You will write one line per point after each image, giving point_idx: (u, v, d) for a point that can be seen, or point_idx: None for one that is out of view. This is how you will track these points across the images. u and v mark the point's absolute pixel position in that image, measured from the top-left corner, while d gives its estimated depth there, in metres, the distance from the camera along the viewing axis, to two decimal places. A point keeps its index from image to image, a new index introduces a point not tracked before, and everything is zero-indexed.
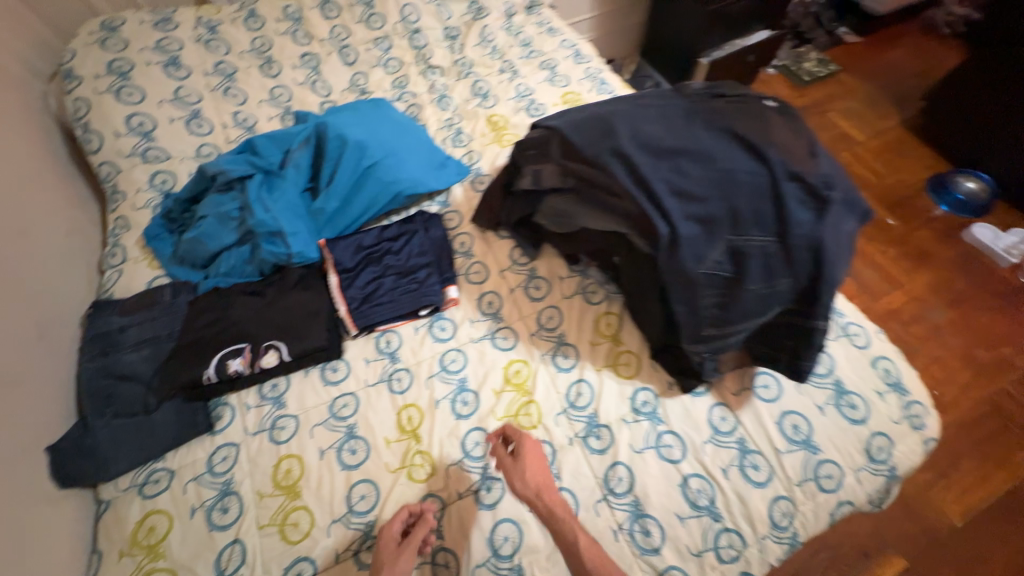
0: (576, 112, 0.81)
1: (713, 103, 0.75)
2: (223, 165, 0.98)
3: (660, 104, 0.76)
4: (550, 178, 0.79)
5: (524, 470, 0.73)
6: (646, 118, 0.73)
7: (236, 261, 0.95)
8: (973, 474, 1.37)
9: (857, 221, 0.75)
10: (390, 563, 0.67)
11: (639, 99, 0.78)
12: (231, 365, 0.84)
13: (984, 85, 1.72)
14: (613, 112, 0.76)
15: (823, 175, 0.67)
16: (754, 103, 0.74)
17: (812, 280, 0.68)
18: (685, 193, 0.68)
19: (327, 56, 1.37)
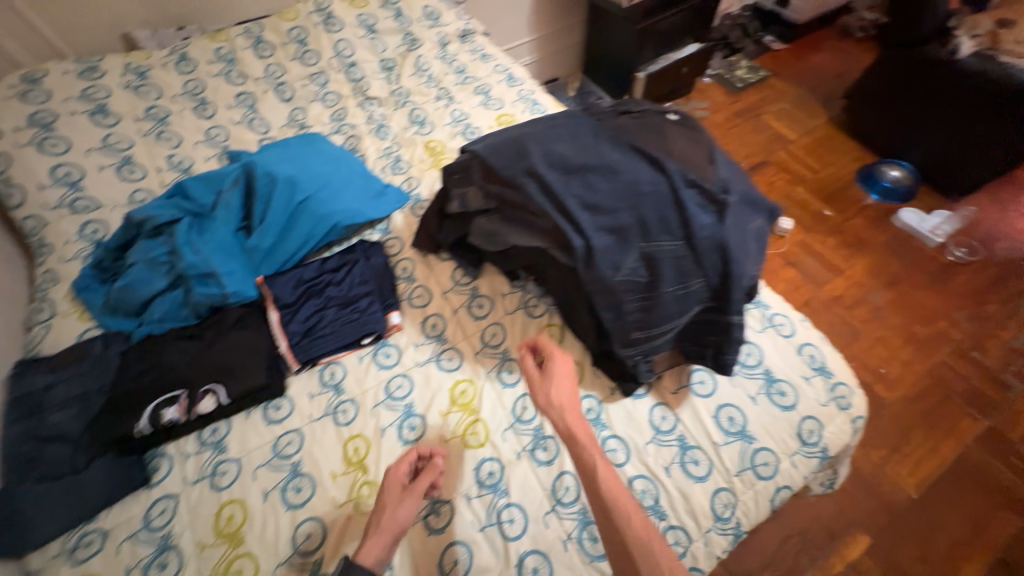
0: (495, 136, 0.85)
1: (619, 119, 0.83)
2: (151, 211, 0.97)
3: (570, 123, 0.82)
4: (474, 201, 0.83)
5: (558, 387, 0.74)
6: (557, 137, 0.79)
7: (169, 306, 0.93)
8: (924, 445, 1.37)
9: (762, 219, 0.82)
10: (393, 504, 0.71)
11: (551, 119, 0.84)
12: (165, 414, 0.82)
13: (893, 81, 1.85)
14: (527, 135, 0.81)
15: (720, 181, 0.74)
16: (654, 118, 0.83)
17: (721, 278, 0.72)
18: (596, 206, 0.73)
19: (263, 94, 1.39)
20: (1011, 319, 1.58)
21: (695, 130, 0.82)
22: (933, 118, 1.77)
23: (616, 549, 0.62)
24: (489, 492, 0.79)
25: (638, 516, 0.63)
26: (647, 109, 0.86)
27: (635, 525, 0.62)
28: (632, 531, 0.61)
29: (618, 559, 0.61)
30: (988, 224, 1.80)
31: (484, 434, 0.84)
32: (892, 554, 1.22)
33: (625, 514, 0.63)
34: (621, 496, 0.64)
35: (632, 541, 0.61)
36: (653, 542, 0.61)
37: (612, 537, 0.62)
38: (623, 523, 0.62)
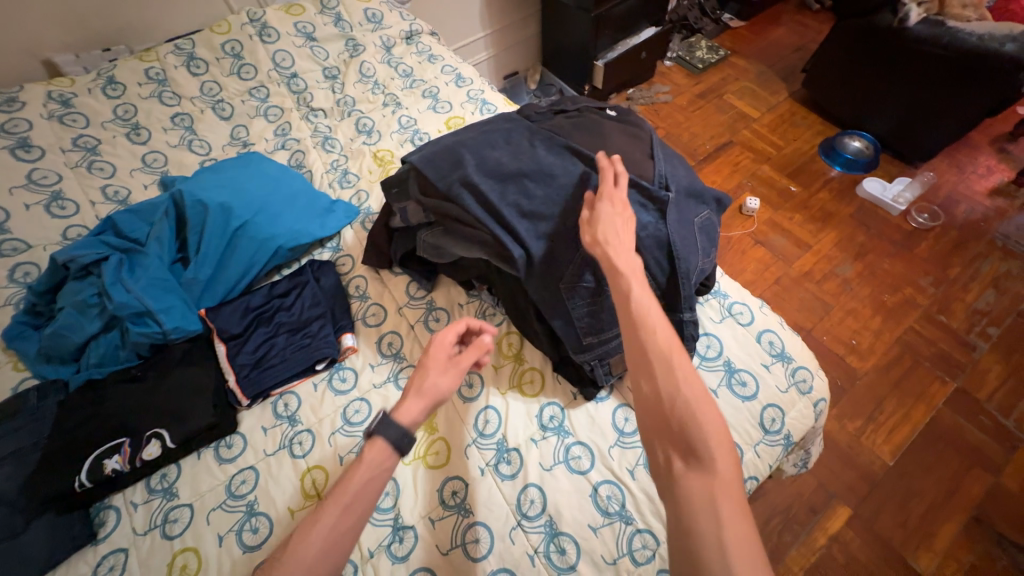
0: (429, 144, 0.83)
1: (555, 119, 0.86)
2: (74, 251, 0.92)
3: (505, 128, 0.82)
4: (414, 215, 0.87)
5: (607, 226, 0.68)
6: (491, 143, 0.79)
7: (106, 349, 0.89)
8: (898, 413, 1.38)
9: (710, 212, 0.81)
10: (436, 371, 0.74)
11: (488, 124, 0.85)
12: (108, 464, 0.78)
13: (844, 53, 1.86)
14: (461, 142, 0.80)
15: (658, 177, 0.76)
16: (589, 115, 0.86)
17: (668, 276, 0.73)
18: (532, 213, 0.75)
19: (201, 113, 1.33)
20: (974, 281, 1.60)
21: (632, 123, 0.85)
22: (889, 85, 1.77)
23: (637, 360, 0.60)
24: (453, 513, 0.77)
25: (667, 335, 0.61)
26: (585, 106, 0.89)
27: (661, 340, 0.60)
28: (656, 345, 0.60)
29: (636, 363, 0.61)
30: (947, 188, 1.82)
31: (446, 452, 0.82)
32: (871, 522, 1.22)
33: (653, 330, 0.61)
34: (654, 317, 0.62)
35: (653, 348, 0.59)
36: (676, 356, 0.59)
37: (635, 352, 0.61)
38: (648, 340, 0.60)
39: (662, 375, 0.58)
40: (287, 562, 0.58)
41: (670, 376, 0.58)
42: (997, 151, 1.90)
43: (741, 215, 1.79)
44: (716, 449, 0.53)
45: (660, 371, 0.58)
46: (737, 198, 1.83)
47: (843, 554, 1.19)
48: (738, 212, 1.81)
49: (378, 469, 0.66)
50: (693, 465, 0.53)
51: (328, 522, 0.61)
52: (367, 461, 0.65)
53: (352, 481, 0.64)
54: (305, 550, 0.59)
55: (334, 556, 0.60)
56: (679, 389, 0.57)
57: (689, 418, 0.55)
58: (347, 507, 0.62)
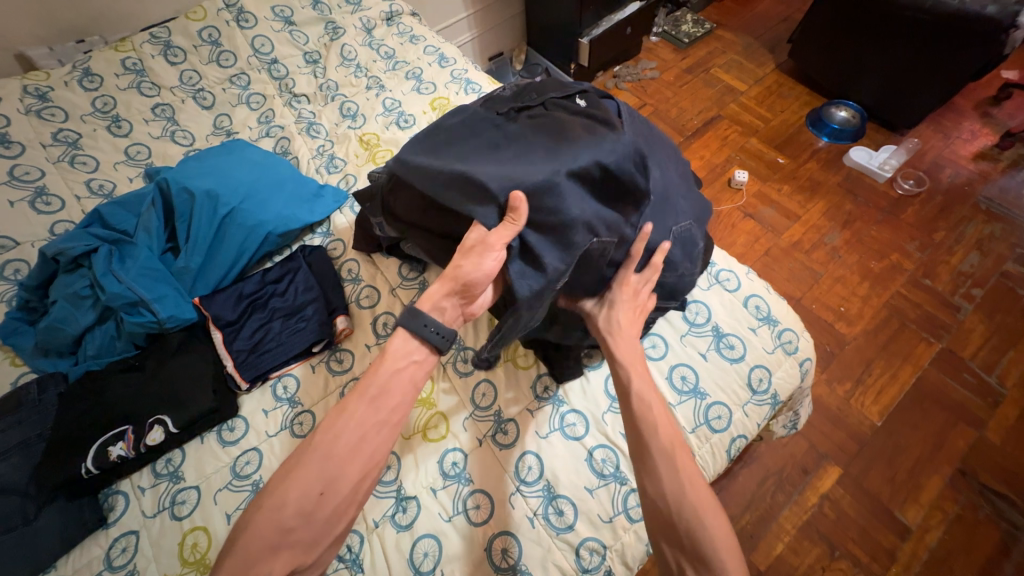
0: (417, 160, 0.77)
1: (519, 120, 0.82)
2: (62, 243, 0.92)
3: (481, 145, 0.78)
4: (388, 230, 0.89)
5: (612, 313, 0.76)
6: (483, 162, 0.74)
7: (102, 340, 0.90)
8: (885, 374, 1.42)
9: (685, 215, 0.83)
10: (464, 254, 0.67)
11: (467, 131, 0.82)
12: (113, 451, 0.79)
13: (826, 20, 1.85)
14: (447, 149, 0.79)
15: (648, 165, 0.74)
16: (557, 113, 0.82)
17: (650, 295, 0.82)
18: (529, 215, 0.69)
19: (181, 104, 1.31)
20: (958, 244, 1.63)
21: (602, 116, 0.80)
22: (875, 54, 1.78)
23: (641, 462, 0.66)
24: (454, 482, 0.79)
25: (669, 435, 0.66)
26: (550, 100, 0.85)
27: (663, 438, 0.66)
28: (661, 448, 0.65)
29: (640, 462, 0.66)
30: (933, 153, 1.83)
31: (445, 426, 0.84)
32: (861, 479, 1.27)
33: (657, 431, 0.66)
34: (656, 416, 0.67)
35: (659, 449, 0.65)
36: (679, 454, 0.65)
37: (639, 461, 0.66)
38: (653, 442, 0.65)
39: (669, 479, 0.63)
40: (319, 451, 0.60)
41: (679, 489, 0.62)
42: (981, 115, 1.91)
43: (730, 188, 1.80)
44: (724, 558, 0.59)
45: (666, 476, 0.63)
46: (725, 172, 1.84)
47: (833, 510, 1.23)
48: (727, 185, 1.81)
49: (406, 359, 0.66)
50: (703, 574, 0.60)
51: (355, 416, 0.62)
52: (392, 353, 0.66)
53: (377, 372, 0.65)
54: (332, 439, 0.60)
55: (363, 456, 0.61)
56: (686, 491, 0.62)
57: (700, 536, 0.60)
58: (371, 403, 0.63)
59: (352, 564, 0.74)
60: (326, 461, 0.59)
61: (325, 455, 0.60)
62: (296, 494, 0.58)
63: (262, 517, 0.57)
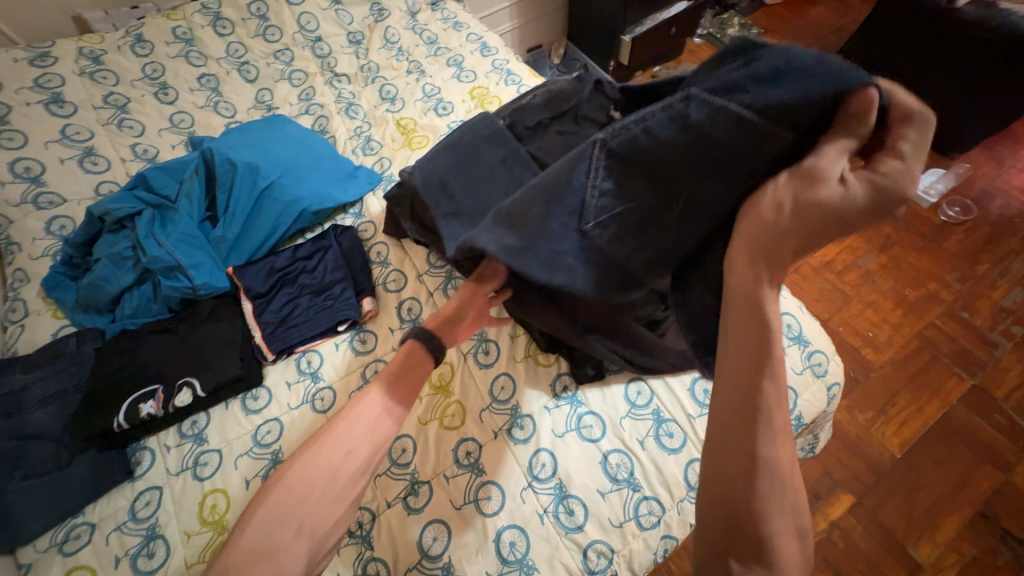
0: (429, 174, 0.82)
1: (547, 136, 0.84)
2: (109, 204, 0.96)
3: (490, 153, 0.81)
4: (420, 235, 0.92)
5: (786, 225, 0.45)
6: (478, 179, 0.80)
7: (140, 301, 0.94)
8: (911, 406, 1.37)
9: (791, 97, 0.45)
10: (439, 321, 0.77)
11: (489, 141, 0.82)
12: (143, 409, 0.82)
13: (884, 33, 1.77)
14: (467, 151, 0.82)
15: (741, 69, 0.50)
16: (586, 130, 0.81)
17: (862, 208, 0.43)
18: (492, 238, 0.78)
19: (226, 75, 1.33)
20: (1002, 278, 1.56)
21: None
22: (930, 71, 1.69)
23: (734, 454, 0.45)
24: (467, 471, 0.80)
25: (787, 453, 0.46)
26: (583, 112, 0.82)
27: (780, 454, 0.45)
28: (774, 456, 0.45)
29: (730, 453, 0.45)
30: (983, 181, 1.74)
31: (461, 415, 0.85)
32: (875, 510, 1.24)
33: (776, 443, 0.45)
34: (782, 425, 0.45)
35: (765, 457, 0.45)
36: (789, 484, 0.45)
37: (732, 435, 0.46)
38: (767, 446, 0.45)
39: (763, 493, 0.44)
40: (326, 439, 0.61)
41: (773, 488, 0.44)
42: None
43: None
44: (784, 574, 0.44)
45: (762, 488, 0.44)
46: None
47: (843, 539, 1.21)
48: None
49: (397, 376, 0.69)
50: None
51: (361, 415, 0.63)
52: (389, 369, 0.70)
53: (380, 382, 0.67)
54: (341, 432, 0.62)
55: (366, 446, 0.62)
56: (773, 513, 0.44)
57: (773, 540, 0.44)
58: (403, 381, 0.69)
59: (363, 541, 0.76)
60: (362, 424, 0.62)
61: (330, 443, 0.60)
62: (298, 481, 0.57)
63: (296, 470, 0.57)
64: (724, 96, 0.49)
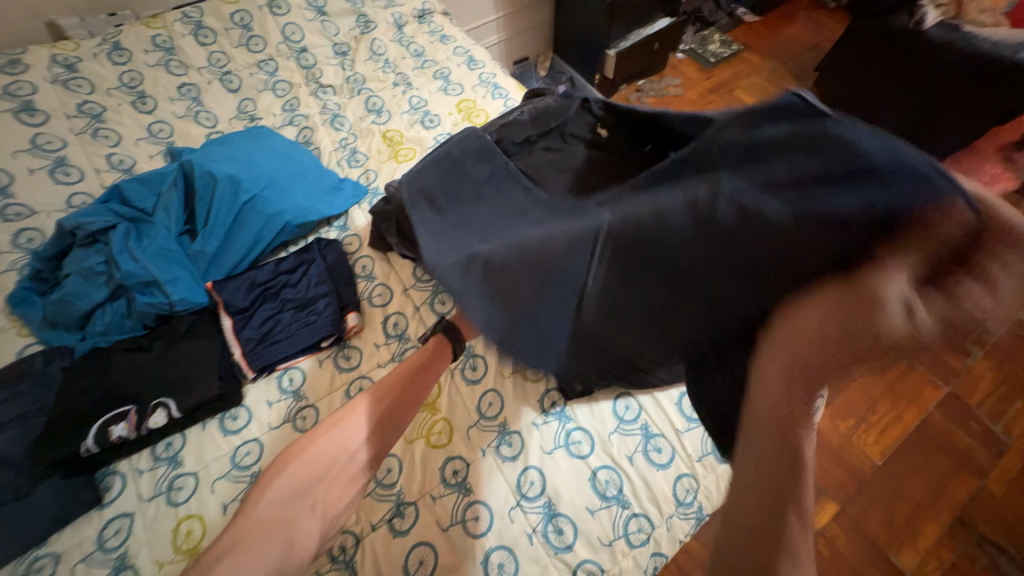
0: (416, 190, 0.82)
1: (535, 153, 0.85)
2: (82, 218, 0.92)
3: (477, 169, 0.80)
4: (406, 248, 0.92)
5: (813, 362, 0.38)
6: (464, 196, 0.77)
7: (112, 318, 0.90)
8: (890, 414, 1.40)
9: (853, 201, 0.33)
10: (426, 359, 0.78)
11: (475, 156, 0.81)
12: (114, 432, 0.79)
13: (856, 52, 1.84)
14: (454, 168, 0.81)
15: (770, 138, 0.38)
16: (574, 145, 0.82)
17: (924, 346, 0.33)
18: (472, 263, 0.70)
19: (208, 85, 1.31)
20: None
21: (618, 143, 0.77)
22: (900, 90, 1.77)
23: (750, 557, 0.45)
24: (454, 490, 0.78)
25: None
26: (568, 129, 0.86)
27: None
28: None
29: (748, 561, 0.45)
30: None
31: (448, 433, 0.83)
32: (859, 518, 1.26)
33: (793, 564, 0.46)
34: (798, 548, 0.47)
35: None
36: None
37: (744, 543, 0.46)
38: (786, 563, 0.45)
39: None
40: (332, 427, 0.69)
41: None
42: None
43: None
44: None
45: None
46: None
47: (828, 548, 1.22)
48: None
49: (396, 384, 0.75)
50: None
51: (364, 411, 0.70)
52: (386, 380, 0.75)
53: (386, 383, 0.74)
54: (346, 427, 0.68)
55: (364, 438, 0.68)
56: None
57: None
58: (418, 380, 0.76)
59: (346, 566, 0.73)
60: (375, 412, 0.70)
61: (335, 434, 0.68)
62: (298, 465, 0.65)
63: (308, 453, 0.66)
64: (754, 190, 0.37)
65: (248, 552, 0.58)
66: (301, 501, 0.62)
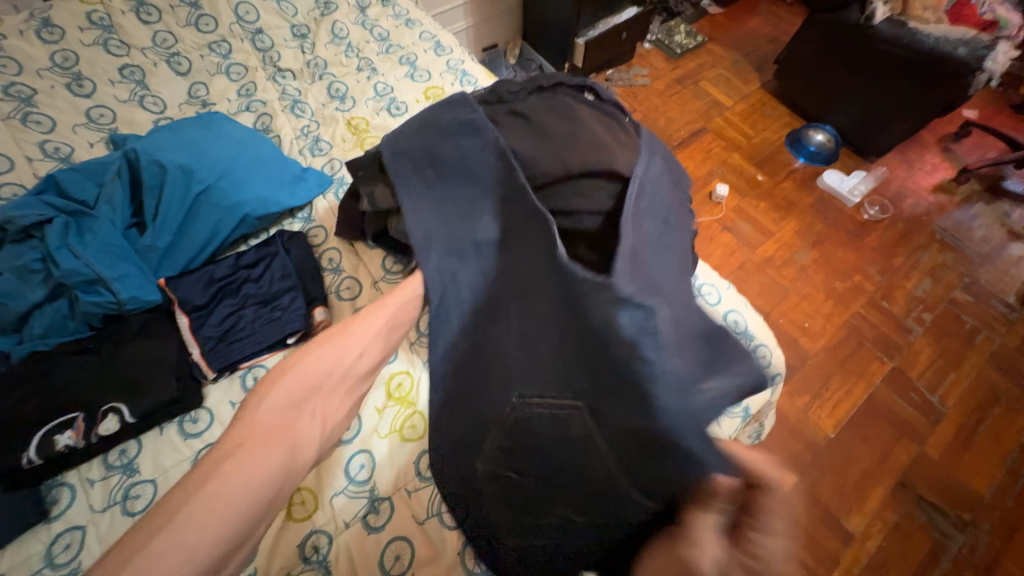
0: (403, 163, 0.79)
1: (530, 101, 0.86)
2: (14, 211, 0.86)
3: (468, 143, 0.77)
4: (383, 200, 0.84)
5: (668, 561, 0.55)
6: (455, 180, 0.77)
7: (52, 319, 0.83)
8: (841, 390, 1.49)
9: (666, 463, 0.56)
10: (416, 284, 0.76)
11: (464, 119, 0.79)
12: (59, 440, 0.73)
13: (815, 44, 1.90)
14: (437, 142, 0.79)
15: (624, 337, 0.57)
16: (566, 100, 0.86)
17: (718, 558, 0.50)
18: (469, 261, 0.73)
19: (153, 67, 1.21)
20: (914, 270, 1.73)
21: (608, 114, 0.85)
22: (854, 82, 1.85)
23: None
24: (428, 483, 0.78)
25: None
26: (562, 88, 0.87)
27: None
28: None
29: None
30: (897, 183, 1.93)
31: (422, 426, 0.82)
32: (813, 487, 1.34)
33: None
34: None
35: None
36: None
37: None
38: None
39: None
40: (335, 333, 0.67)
41: None
42: (942, 150, 2.03)
43: (711, 201, 1.85)
44: None
45: None
46: (706, 185, 1.89)
47: None
48: (708, 198, 1.86)
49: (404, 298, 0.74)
50: None
51: (369, 318, 0.71)
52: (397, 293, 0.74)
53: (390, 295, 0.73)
54: (350, 335, 0.68)
55: (366, 341, 0.69)
56: None
57: None
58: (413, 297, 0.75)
59: (319, 566, 0.72)
60: (372, 329, 0.70)
61: (341, 338, 0.67)
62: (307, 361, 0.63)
63: (309, 361, 0.62)
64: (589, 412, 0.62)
65: (253, 455, 0.54)
66: (298, 411, 0.60)
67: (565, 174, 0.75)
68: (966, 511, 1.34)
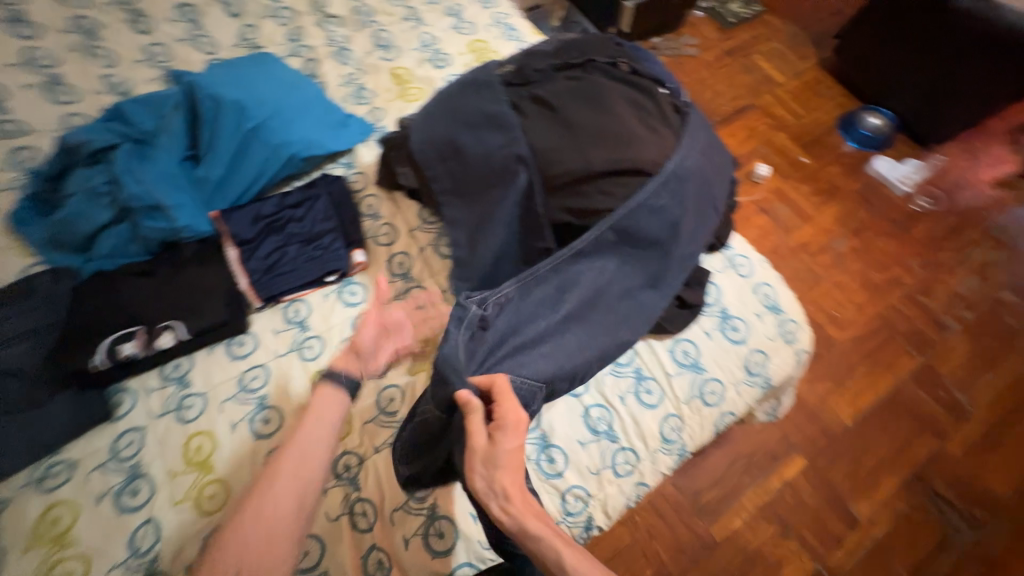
0: (431, 148, 0.90)
1: (556, 81, 0.90)
2: (86, 135, 0.94)
3: (491, 137, 0.85)
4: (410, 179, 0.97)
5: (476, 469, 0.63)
6: (479, 167, 0.86)
7: (117, 240, 0.89)
8: (864, 381, 1.47)
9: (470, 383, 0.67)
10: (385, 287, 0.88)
11: (492, 101, 0.88)
12: (123, 350, 0.81)
13: (883, 16, 1.77)
14: (461, 129, 0.89)
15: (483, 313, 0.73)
16: (593, 78, 0.89)
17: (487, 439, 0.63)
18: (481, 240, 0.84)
19: (207, 7, 1.24)
20: (960, 266, 1.66)
21: (641, 87, 0.89)
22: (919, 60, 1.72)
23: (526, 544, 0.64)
24: None
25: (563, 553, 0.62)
26: (593, 64, 0.92)
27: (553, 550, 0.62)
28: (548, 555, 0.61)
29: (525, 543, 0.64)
30: (955, 173, 1.82)
31: None
32: (824, 472, 1.34)
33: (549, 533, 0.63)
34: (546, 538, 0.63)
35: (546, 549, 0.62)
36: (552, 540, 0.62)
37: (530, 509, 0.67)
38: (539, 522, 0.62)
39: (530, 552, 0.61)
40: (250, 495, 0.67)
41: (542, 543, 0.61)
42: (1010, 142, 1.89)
43: (749, 181, 1.79)
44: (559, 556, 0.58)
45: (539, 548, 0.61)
46: (746, 163, 1.83)
47: (794, 497, 1.31)
48: (747, 177, 1.80)
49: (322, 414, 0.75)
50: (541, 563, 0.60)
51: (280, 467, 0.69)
52: (314, 420, 0.74)
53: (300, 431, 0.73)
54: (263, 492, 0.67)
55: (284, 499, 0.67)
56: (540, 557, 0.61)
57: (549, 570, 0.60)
58: (313, 428, 0.73)
59: (349, 483, 0.79)
60: (287, 478, 0.68)
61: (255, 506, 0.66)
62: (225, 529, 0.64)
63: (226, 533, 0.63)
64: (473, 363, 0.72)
65: None
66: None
67: (587, 171, 0.80)
68: (981, 508, 1.32)
